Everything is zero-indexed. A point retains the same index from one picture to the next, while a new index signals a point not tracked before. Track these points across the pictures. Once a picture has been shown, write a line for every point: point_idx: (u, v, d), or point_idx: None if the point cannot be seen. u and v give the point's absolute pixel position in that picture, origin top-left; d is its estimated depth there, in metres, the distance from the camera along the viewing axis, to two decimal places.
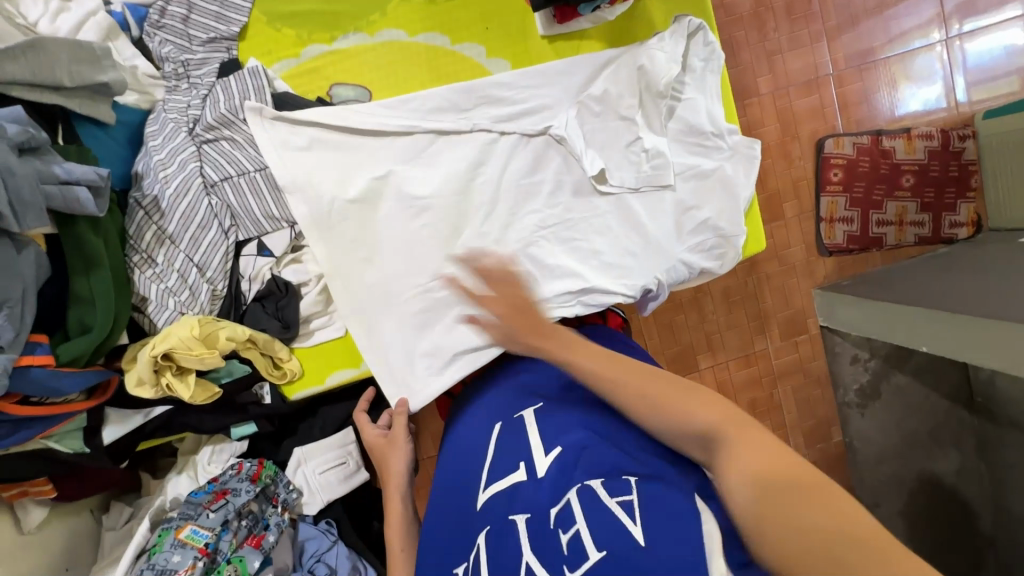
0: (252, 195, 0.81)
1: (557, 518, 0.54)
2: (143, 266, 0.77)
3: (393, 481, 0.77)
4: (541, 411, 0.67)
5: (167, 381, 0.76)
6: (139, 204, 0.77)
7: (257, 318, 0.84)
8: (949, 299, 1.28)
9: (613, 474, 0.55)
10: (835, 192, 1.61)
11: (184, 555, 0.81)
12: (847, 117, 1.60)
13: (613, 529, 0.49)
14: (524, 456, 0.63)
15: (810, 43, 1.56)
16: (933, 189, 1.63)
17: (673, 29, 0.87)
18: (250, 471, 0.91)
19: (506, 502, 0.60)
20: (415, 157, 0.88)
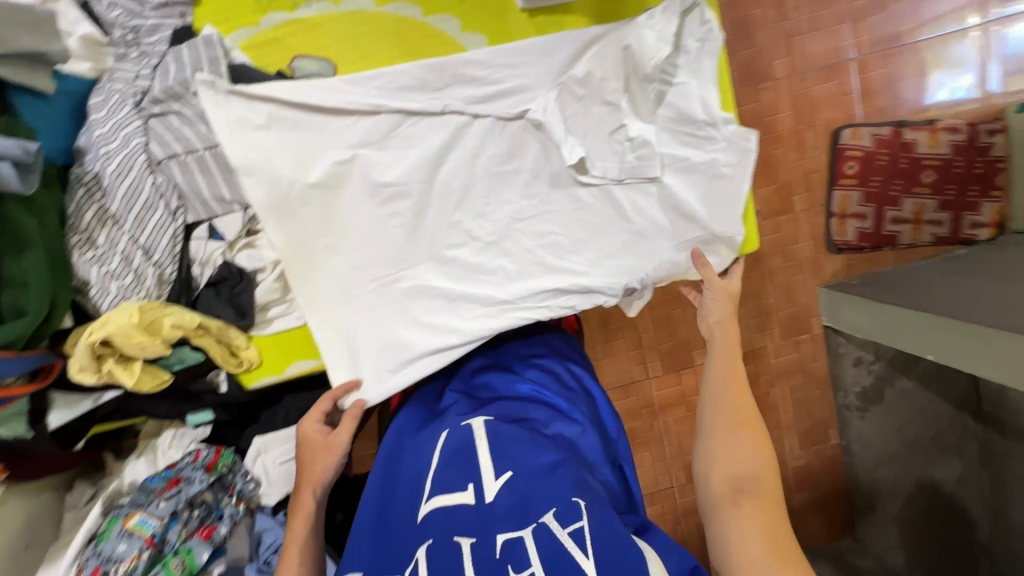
0: (201, 174, 0.77)
1: (505, 550, 0.52)
2: (82, 248, 0.72)
3: (310, 483, 0.75)
4: (491, 428, 0.63)
5: (109, 368, 0.73)
6: (80, 181, 0.72)
7: (209, 304, 0.80)
8: (962, 306, 1.21)
9: (567, 504, 0.54)
10: (849, 185, 1.51)
11: (130, 544, 0.79)
12: (867, 106, 1.50)
13: (566, 568, 0.49)
14: (473, 475, 0.58)
15: (833, 25, 1.45)
16: (956, 186, 1.52)
17: (665, 4, 0.80)
18: (206, 459, 0.89)
19: (451, 522, 0.55)
20: (382, 138, 0.82)
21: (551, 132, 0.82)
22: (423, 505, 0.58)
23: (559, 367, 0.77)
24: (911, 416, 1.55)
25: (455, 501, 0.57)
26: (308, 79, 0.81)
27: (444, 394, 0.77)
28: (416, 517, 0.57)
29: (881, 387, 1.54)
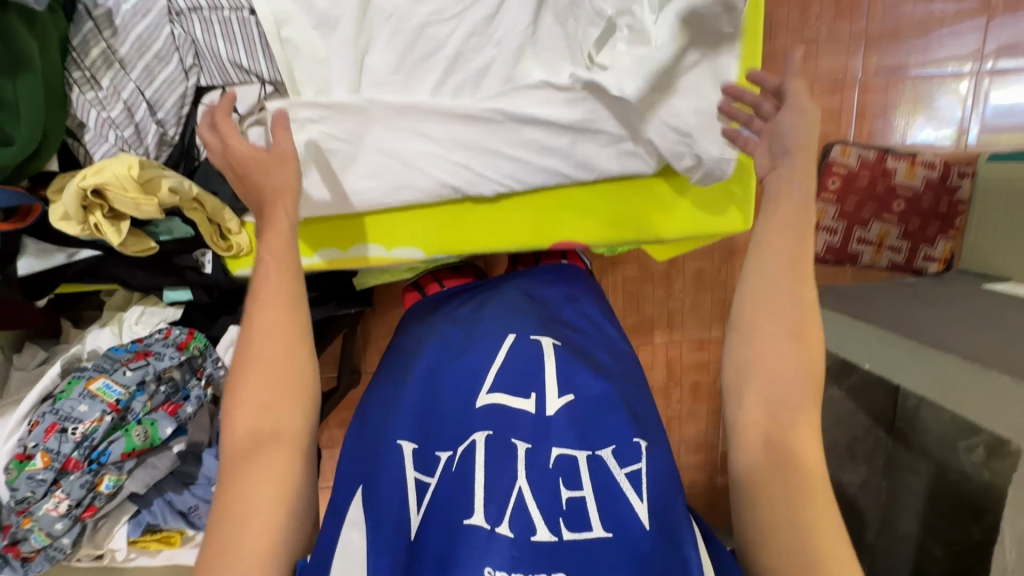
0: (222, 35, 0.71)
1: (558, 463, 0.63)
2: (84, 86, 0.68)
3: (278, 205, 0.58)
4: (557, 351, 0.73)
5: (95, 222, 0.69)
6: (88, 14, 0.66)
7: (207, 177, 0.77)
8: (908, 325, 1.35)
9: (627, 446, 0.65)
10: (829, 200, 1.61)
11: (91, 406, 0.77)
12: (860, 128, 1.57)
13: (617, 498, 0.61)
14: (536, 387, 0.69)
15: (848, 41, 1.50)
16: (920, 217, 1.62)
17: None
18: (178, 339, 0.87)
19: (502, 419, 0.66)
20: (452, 11, 0.81)
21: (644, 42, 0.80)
22: (482, 395, 0.68)
23: (598, 312, 0.84)
24: (832, 420, 1.61)
25: (517, 404, 0.67)
26: None
27: (506, 312, 0.78)
28: (474, 403, 0.68)
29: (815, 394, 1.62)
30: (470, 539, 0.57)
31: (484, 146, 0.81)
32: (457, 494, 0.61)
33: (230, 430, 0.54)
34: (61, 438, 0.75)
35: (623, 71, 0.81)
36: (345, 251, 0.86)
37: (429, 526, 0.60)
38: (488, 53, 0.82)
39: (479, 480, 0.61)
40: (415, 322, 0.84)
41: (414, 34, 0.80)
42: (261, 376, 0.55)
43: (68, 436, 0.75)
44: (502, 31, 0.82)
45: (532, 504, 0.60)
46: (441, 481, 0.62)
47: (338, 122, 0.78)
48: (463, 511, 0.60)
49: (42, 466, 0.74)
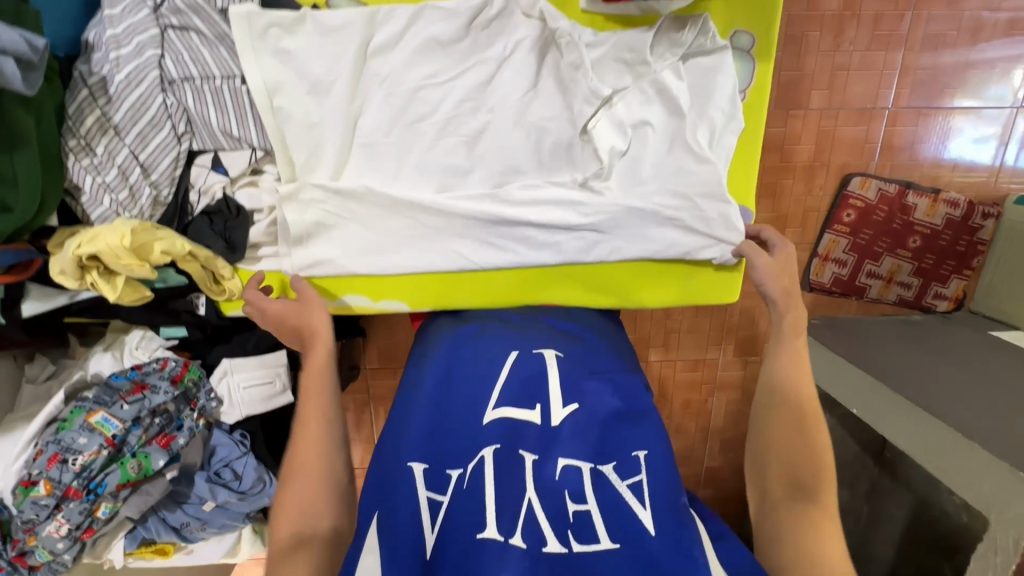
0: (213, 104, 0.72)
1: (561, 475, 0.68)
2: (79, 154, 0.69)
3: (319, 337, 0.76)
4: (559, 363, 0.77)
5: (91, 280, 0.73)
6: (84, 81, 0.67)
7: (200, 232, 0.78)
8: (902, 376, 1.31)
9: (627, 460, 0.70)
10: (841, 232, 1.48)
11: (90, 439, 0.83)
12: (883, 158, 1.44)
13: (624, 509, 0.67)
14: (540, 399, 0.73)
15: (882, 68, 1.36)
16: (935, 256, 1.48)
17: (741, 68, 0.81)
18: (173, 371, 0.92)
19: (512, 432, 0.70)
20: (448, 72, 0.79)
21: (642, 142, 0.82)
22: (489, 411, 0.72)
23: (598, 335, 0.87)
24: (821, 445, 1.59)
25: (522, 416, 0.72)
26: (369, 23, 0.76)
27: (507, 338, 0.81)
28: (481, 418, 0.72)
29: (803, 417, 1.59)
30: (484, 552, 0.64)
31: (485, 231, 0.85)
32: (472, 508, 0.67)
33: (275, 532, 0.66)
34: (62, 468, 0.81)
35: (622, 171, 0.83)
36: (335, 299, 0.88)
37: (448, 540, 0.66)
38: (480, 120, 0.81)
39: (488, 494, 0.67)
40: (425, 341, 0.87)
41: (408, 97, 0.80)
42: (303, 481, 0.68)
43: (69, 466, 0.81)
44: (497, 98, 0.80)
45: (540, 514, 0.66)
46: (454, 497, 0.68)
47: (343, 201, 0.82)
48: (478, 524, 0.66)
49: (45, 492, 0.80)
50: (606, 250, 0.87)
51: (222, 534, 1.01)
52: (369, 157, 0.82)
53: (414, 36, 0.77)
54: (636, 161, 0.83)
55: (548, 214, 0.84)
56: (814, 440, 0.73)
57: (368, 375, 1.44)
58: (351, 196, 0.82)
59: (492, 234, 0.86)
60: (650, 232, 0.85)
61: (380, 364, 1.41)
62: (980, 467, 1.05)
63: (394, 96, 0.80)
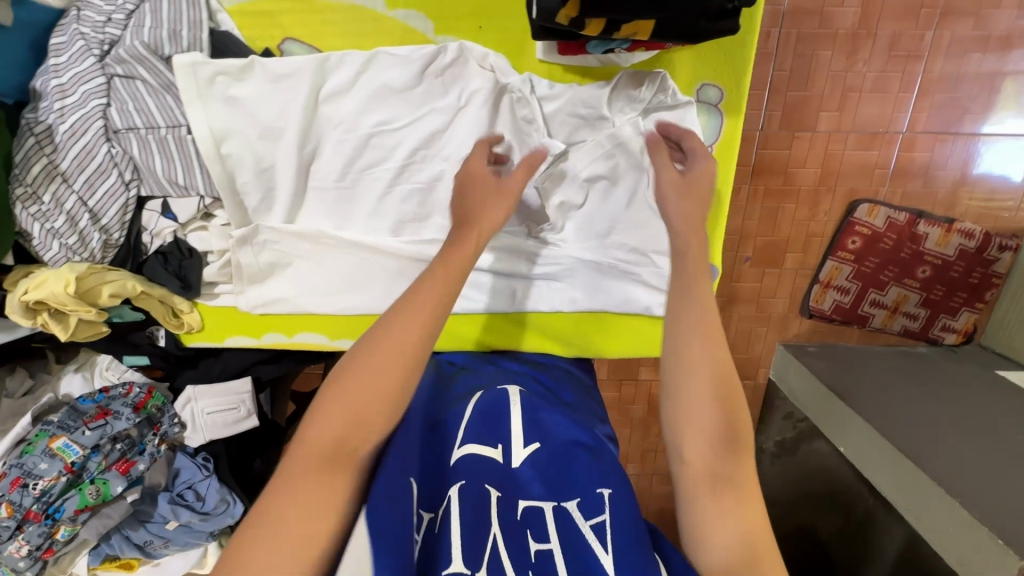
0: (158, 152, 0.72)
1: (525, 515, 0.60)
2: (27, 202, 0.69)
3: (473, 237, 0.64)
4: (525, 400, 0.73)
5: (42, 321, 0.74)
6: (30, 130, 0.68)
7: (154, 271, 0.78)
8: (895, 420, 1.10)
9: (591, 497, 0.61)
10: (844, 259, 1.26)
11: (51, 465, 0.86)
12: (895, 185, 1.21)
13: (584, 553, 0.56)
14: (502, 439, 0.67)
15: (897, 92, 1.14)
16: (944, 286, 1.25)
17: (706, 123, 0.77)
18: (137, 398, 0.95)
19: (479, 466, 0.63)
20: (401, 117, 0.77)
21: (597, 198, 0.81)
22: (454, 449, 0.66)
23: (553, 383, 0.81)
24: None
25: (483, 453, 0.65)
26: (319, 69, 0.74)
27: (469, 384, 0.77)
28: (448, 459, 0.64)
29: (799, 443, 1.31)
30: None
31: None
32: (435, 555, 0.55)
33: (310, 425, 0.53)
34: (23, 492, 0.85)
35: (578, 224, 0.82)
36: (291, 336, 0.87)
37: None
38: (435, 166, 0.79)
39: (461, 532, 0.56)
40: None
41: (361, 141, 0.78)
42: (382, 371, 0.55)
43: (29, 490, 0.85)
44: (451, 147, 0.78)
45: (504, 555, 0.55)
46: (426, 540, 0.57)
47: (293, 243, 0.82)
48: (443, 563, 0.53)
49: (6, 514, 0.84)
50: (564, 301, 0.85)
51: (187, 550, 1.04)
52: (322, 200, 0.81)
53: (367, 82, 0.75)
54: (593, 216, 0.81)
55: (504, 262, 0.83)
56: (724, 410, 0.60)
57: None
58: (303, 237, 0.81)
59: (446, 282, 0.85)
60: (606, 285, 0.84)
61: None
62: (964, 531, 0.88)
63: (349, 139, 0.78)
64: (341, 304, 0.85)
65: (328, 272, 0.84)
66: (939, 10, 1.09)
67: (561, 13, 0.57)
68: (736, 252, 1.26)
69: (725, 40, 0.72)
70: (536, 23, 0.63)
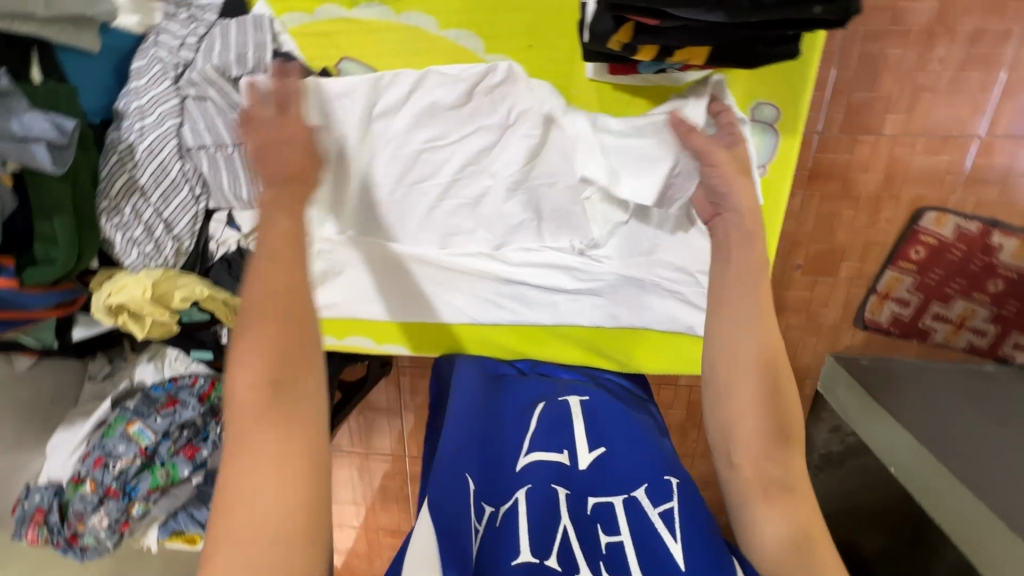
0: (226, 169, 0.76)
1: (594, 509, 0.65)
2: (110, 214, 0.76)
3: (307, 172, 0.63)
4: (587, 407, 0.79)
5: (123, 320, 0.80)
6: (114, 147, 0.74)
7: (220, 277, 0.84)
8: (947, 437, 1.05)
9: (659, 485, 0.66)
10: (905, 269, 1.17)
11: (127, 447, 0.95)
12: (969, 192, 1.10)
13: (654, 540, 0.60)
14: (567, 444, 0.73)
15: (977, 92, 1.02)
16: (1018, 302, 1.14)
17: (759, 141, 0.74)
18: (201, 389, 1.02)
19: (561, 471, 0.69)
20: (450, 133, 0.78)
21: (644, 220, 0.80)
22: (522, 457, 0.71)
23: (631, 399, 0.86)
24: None
25: (550, 459, 0.71)
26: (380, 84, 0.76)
27: (529, 389, 0.83)
28: (514, 465, 0.71)
29: (846, 458, 1.26)
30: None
31: (479, 285, 0.86)
32: (500, 547, 0.60)
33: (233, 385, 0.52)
34: (104, 470, 0.94)
35: (621, 242, 0.81)
36: (342, 338, 0.92)
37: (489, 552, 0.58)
38: (481, 183, 0.81)
39: (524, 532, 0.61)
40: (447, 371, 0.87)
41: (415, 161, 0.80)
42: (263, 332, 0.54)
43: (110, 469, 0.94)
44: (499, 164, 0.79)
45: (573, 543, 0.61)
46: (485, 533, 0.61)
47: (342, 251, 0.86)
48: (510, 553, 0.58)
49: (91, 489, 0.94)
50: (605, 316, 0.86)
51: None
52: (377, 214, 0.84)
53: (421, 99, 0.76)
54: (637, 238, 0.81)
55: (548, 277, 0.84)
56: (779, 387, 0.61)
57: (403, 369, 1.41)
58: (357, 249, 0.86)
59: (487, 293, 0.87)
60: (649, 302, 0.84)
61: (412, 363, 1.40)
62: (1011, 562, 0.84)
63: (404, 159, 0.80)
64: (395, 313, 0.89)
65: (377, 280, 0.87)
66: None
67: (613, 38, 0.57)
68: (785, 261, 1.21)
69: (789, 60, 0.68)
70: (586, 48, 0.63)
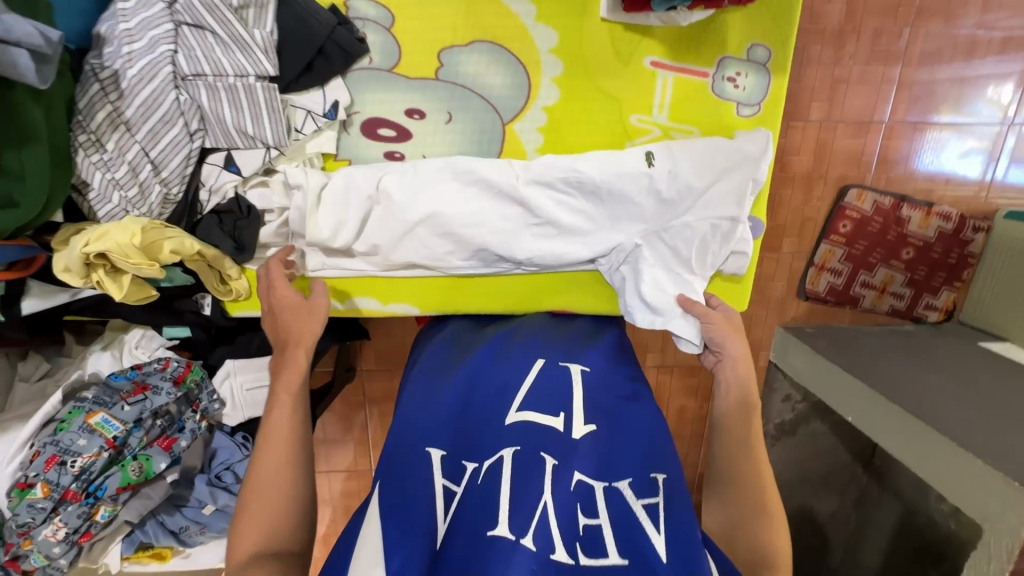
0: (228, 102, 0.70)
1: (578, 488, 0.64)
2: (89, 149, 0.67)
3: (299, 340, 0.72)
4: (586, 380, 0.76)
5: (97, 278, 0.71)
6: (95, 75, 0.66)
7: (209, 232, 0.76)
8: (894, 382, 1.14)
9: (644, 480, 0.66)
10: (836, 242, 1.28)
11: (90, 440, 0.81)
12: (880, 171, 1.26)
13: (640, 534, 0.60)
14: (563, 407, 0.72)
15: (881, 85, 1.19)
16: (926, 267, 1.30)
17: (752, 75, 0.81)
18: (175, 372, 0.90)
19: (530, 436, 0.68)
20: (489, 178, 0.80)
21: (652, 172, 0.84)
22: (511, 414, 0.71)
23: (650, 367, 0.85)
24: (811, 454, 1.41)
25: (544, 421, 0.70)
26: (453, 173, 0.80)
27: (534, 360, 0.79)
28: (503, 419, 0.71)
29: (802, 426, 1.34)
30: (494, 549, 0.57)
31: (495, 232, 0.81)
32: (482, 510, 0.61)
33: (233, 549, 0.60)
34: (61, 470, 0.79)
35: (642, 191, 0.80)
36: (344, 302, 0.86)
37: (458, 527, 0.61)
38: (494, 129, 0.82)
39: (506, 496, 0.61)
40: (432, 345, 0.87)
41: (476, 205, 0.81)
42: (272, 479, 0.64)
43: (67, 468, 0.79)
44: (532, 167, 0.81)
45: (552, 523, 0.60)
46: (465, 494, 0.64)
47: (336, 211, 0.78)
48: (487, 521, 0.60)
49: (42, 495, 0.78)
50: None
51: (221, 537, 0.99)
52: (395, 182, 0.79)
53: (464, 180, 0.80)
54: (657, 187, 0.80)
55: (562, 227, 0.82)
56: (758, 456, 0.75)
57: (364, 375, 1.33)
58: (361, 212, 0.79)
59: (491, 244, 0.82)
60: None
61: (377, 366, 1.31)
62: (972, 477, 0.92)
63: (461, 192, 0.80)
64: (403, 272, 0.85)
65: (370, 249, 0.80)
66: (914, 9, 1.15)
67: None
68: None
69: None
70: None
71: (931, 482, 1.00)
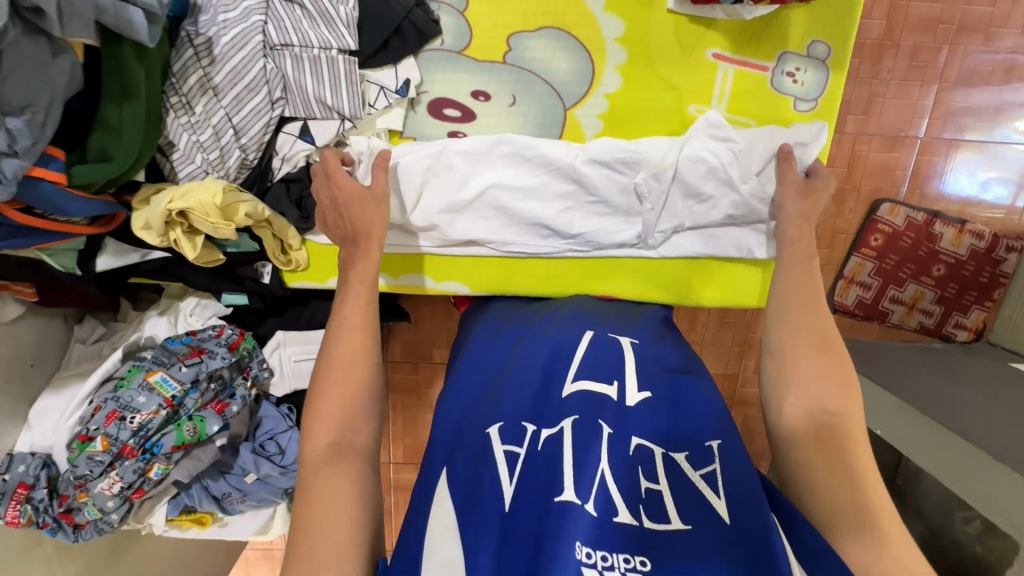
0: (311, 73, 0.74)
1: (636, 450, 0.55)
2: (178, 111, 0.71)
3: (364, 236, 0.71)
4: (635, 349, 0.69)
5: (174, 237, 0.73)
6: (190, 41, 0.69)
7: (278, 199, 0.80)
8: (924, 395, 1.10)
9: (701, 448, 0.57)
10: (867, 256, 1.28)
11: (149, 398, 0.83)
12: (914, 185, 1.26)
13: (699, 503, 0.52)
14: (618, 375, 0.63)
15: (918, 100, 1.20)
16: (957, 285, 1.28)
17: (810, 69, 0.83)
18: (230, 339, 0.92)
19: (593, 405, 0.59)
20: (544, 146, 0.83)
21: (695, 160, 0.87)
22: (567, 384, 0.62)
23: None
24: None
25: (597, 390, 0.61)
26: (509, 156, 0.83)
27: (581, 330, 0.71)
28: (560, 392, 0.61)
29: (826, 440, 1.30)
30: (567, 519, 0.49)
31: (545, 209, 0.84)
32: (545, 477, 0.53)
33: (310, 438, 0.60)
34: (120, 425, 0.81)
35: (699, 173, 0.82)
36: (397, 277, 0.88)
37: (525, 495, 0.52)
38: (555, 111, 0.85)
39: (569, 466, 0.53)
40: (489, 316, 0.82)
41: (534, 179, 0.83)
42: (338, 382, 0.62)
43: (127, 423, 0.81)
44: (596, 147, 0.83)
45: (612, 489, 0.52)
46: (530, 459, 0.55)
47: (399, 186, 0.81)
48: (553, 487, 0.51)
49: (102, 448, 0.80)
50: (670, 246, 0.87)
51: (261, 507, 0.99)
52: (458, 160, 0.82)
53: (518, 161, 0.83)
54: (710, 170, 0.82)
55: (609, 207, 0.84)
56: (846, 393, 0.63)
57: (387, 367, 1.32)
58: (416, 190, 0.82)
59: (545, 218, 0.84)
60: (718, 232, 0.87)
61: (402, 358, 1.30)
62: (1008, 491, 0.88)
63: (521, 171, 0.83)
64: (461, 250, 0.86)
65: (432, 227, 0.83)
66: (954, 28, 1.16)
67: None
68: None
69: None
70: None
71: (963, 496, 0.96)
